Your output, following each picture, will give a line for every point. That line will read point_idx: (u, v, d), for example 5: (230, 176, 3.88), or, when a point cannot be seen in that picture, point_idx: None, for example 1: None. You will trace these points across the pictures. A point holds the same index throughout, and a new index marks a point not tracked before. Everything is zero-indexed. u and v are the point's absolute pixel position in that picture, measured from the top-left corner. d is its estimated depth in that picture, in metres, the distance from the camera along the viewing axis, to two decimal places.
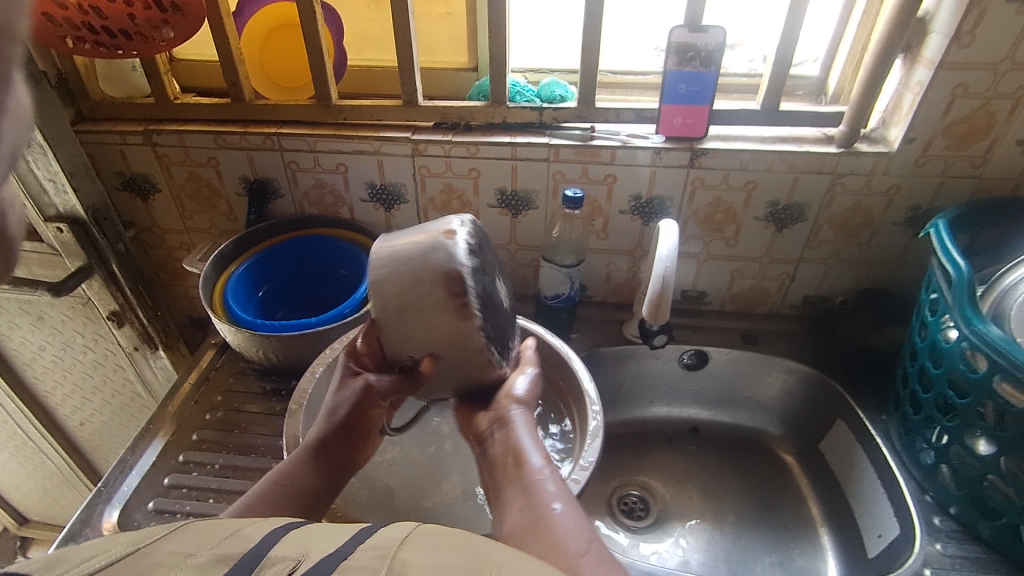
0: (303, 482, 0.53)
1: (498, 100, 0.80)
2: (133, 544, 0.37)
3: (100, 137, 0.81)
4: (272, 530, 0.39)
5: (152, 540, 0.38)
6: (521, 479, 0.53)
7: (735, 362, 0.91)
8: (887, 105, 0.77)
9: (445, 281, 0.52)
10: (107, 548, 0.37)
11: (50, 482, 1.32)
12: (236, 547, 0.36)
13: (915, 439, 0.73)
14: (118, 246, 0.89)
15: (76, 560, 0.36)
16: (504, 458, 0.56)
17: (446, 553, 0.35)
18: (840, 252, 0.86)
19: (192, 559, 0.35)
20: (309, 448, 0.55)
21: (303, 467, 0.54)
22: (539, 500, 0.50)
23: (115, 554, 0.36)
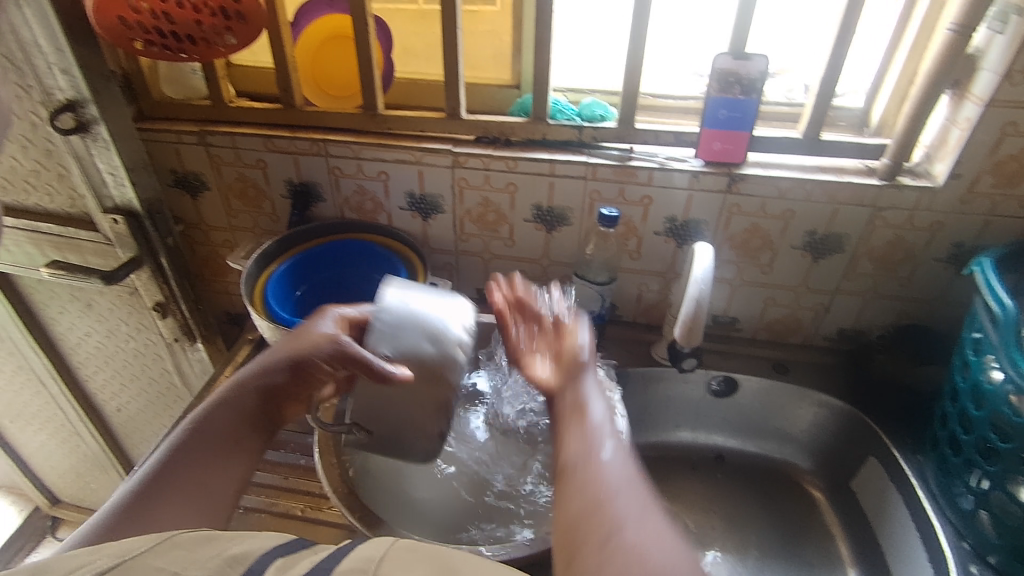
0: (213, 430, 0.57)
1: (538, 117, 0.81)
2: (118, 555, 0.40)
3: (159, 135, 0.85)
4: (269, 547, 0.41)
5: (135, 552, 0.41)
6: (565, 421, 0.51)
7: (764, 392, 0.90)
8: (932, 139, 0.76)
9: (439, 342, 0.54)
10: (93, 557, 0.40)
11: (83, 465, 1.36)
12: (229, 563, 0.40)
13: (952, 482, 0.71)
14: (168, 239, 0.91)
15: (62, 569, 0.39)
16: (556, 418, 0.52)
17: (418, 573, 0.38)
18: (879, 286, 0.84)
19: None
20: (224, 397, 0.59)
21: (216, 413, 0.58)
22: (572, 417, 0.51)
23: (99, 565, 0.40)
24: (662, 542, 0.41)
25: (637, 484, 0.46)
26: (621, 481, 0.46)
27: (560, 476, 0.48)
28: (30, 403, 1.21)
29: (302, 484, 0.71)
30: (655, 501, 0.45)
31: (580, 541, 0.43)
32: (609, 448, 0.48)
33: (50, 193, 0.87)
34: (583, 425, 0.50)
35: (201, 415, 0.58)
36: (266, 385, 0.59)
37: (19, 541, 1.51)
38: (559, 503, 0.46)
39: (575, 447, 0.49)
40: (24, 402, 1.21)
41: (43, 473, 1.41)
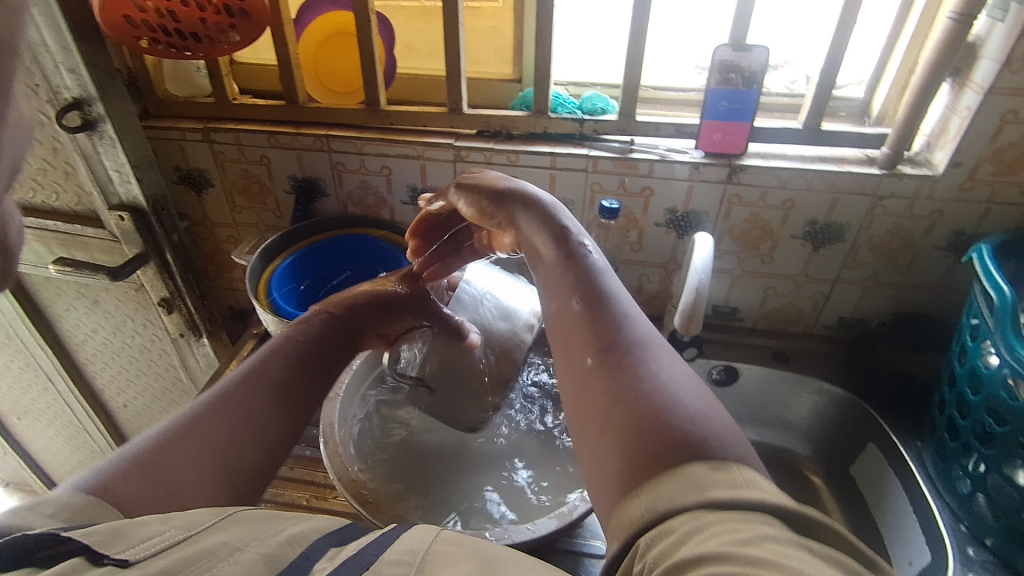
0: (264, 377, 0.56)
1: (540, 111, 0.82)
2: (187, 529, 0.40)
3: (164, 133, 0.86)
4: (318, 535, 0.42)
5: (205, 525, 0.40)
6: (566, 297, 0.53)
7: (764, 381, 0.90)
8: (932, 128, 0.77)
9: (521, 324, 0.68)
10: (163, 528, 0.40)
11: (90, 460, 1.38)
12: (280, 548, 0.39)
13: (951, 467, 0.72)
14: (173, 235, 0.92)
15: (133, 538, 0.38)
16: (562, 244, 0.58)
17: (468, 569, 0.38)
18: (879, 274, 0.85)
19: (242, 553, 0.38)
20: (275, 348, 0.59)
21: (270, 363, 0.58)
22: (568, 296, 0.53)
23: (171, 537, 0.39)
24: (682, 383, 0.43)
25: (643, 338, 0.47)
26: (627, 334, 0.48)
27: (568, 343, 0.50)
28: (37, 399, 1.22)
29: (309, 474, 0.72)
30: (668, 351, 0.47)
31: (593, 390, 0.45)
32: (609, 290, 0.52)
33: (56, 192, 0.88)
34: (581, 294, 0.52)
35: (246, 371, 0.56)
36: (326, 342, 0.63)
37: None
38: (569, 369, 0.49)
39: (580, 320, 0.51)
40: (31, 398, 1.22)
41: (50, 467, 1.43)
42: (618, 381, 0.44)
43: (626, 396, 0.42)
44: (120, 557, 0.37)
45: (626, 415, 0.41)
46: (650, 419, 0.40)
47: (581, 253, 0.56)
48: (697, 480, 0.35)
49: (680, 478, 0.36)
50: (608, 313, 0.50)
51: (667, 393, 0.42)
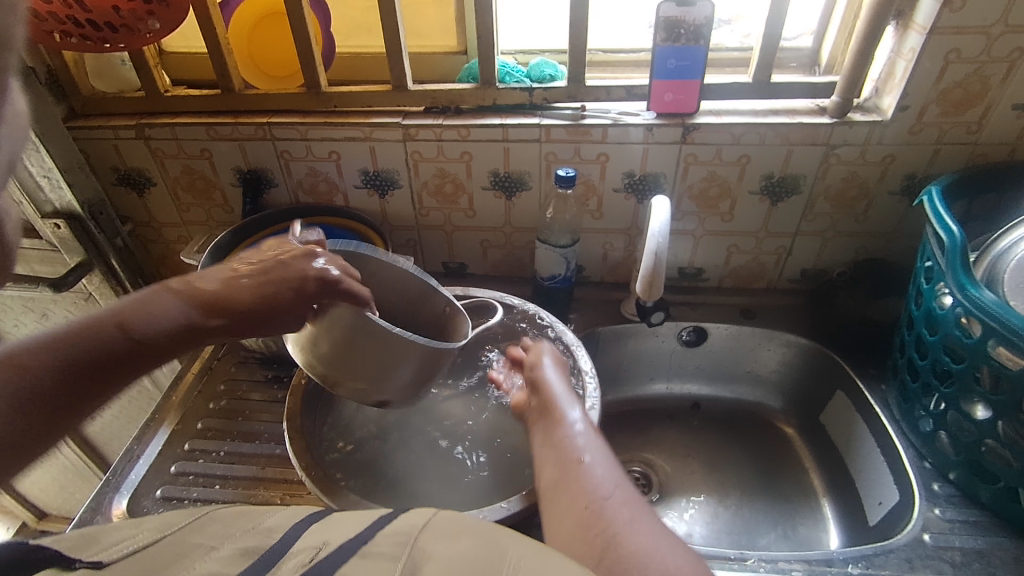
0: (108, 347, 0.43)
1: (487, 82, 0.80)
2: (159, 530, 0.40)
3: (93, 132, 0.81)
4: (294, 522, 0.41)
5: (176, 527, 0.41)
6: (549, 459, 0.58)
7: (733, 338, 0.91)
8: (879, 74, 0.76)
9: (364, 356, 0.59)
10: (134, 533, 0.40)
11: (64, 477, 1.34)
12: (258, 541, 0.39)
13: (913, 407, 0.73)
14: (116, 240, 0.90)
15: (105, 543, 0.39)
16: (543, 410, 0.63)
17: (460, 540, 0.39)
18: (837, 224, 0.86)
19: (217, 551, 0.37)
20: (137, 305, 0.46)
21: (122, 324, 0.45)
22: (560, 453, 0.57)
23: (144, 539, 0.39)
24: (655, 536, 0.47)
25: (629, 501, 0.51)
26: (606, 498, 0.51)
27: (557, 495, 0.54)
28: None
29: (282, 472, 0.71)
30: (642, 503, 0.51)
31: (579, 540, 0.49)
32: (584, 431, 0.59)
33: None
34: (574, 457, 0.56)
35: (45, 343, 0.41)
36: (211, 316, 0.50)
37: None
38: (557, 530, 0.52)
39: (574, 479, 0.54)
40: None
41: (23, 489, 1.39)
42: (603, 541, 0.48)
43: (615, 550, 0.46)
44: (93, 559, 0.36)
45: (612, 570, 0.45)
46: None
47: (570, 429, 0.59)
48: None
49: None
50: (597, 479, 0.53)
51: (647, 549, 0.46)
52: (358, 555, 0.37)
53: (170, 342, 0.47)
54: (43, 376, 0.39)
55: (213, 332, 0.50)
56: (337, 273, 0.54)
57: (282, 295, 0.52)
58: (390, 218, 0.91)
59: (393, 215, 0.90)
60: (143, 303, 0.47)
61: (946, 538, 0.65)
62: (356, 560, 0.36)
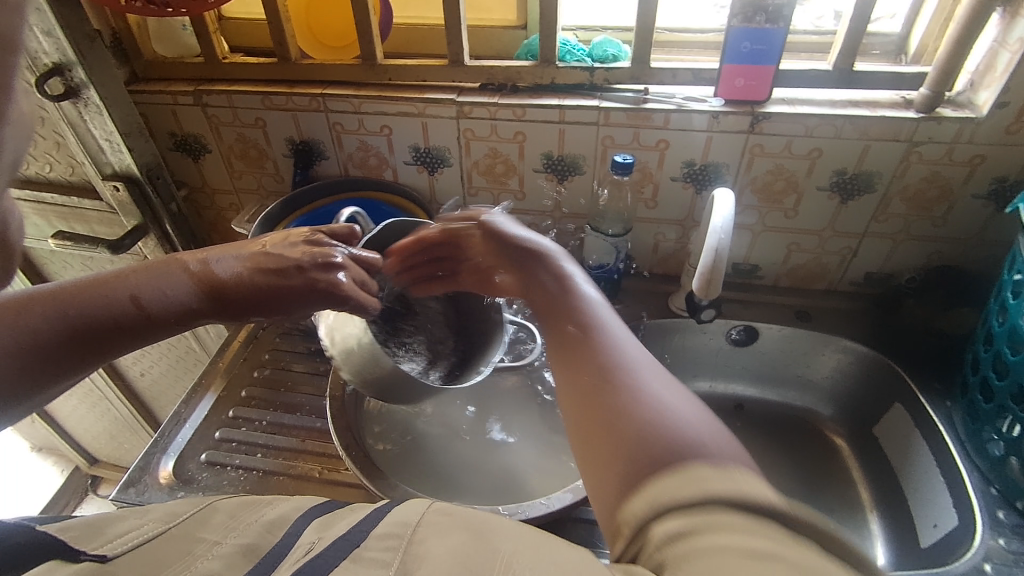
0: (111, 312, 0.46)
1: (546, 60, 0.77)
2: (166, 522, 0.41)
3: (153, 97, 0.82)
4: (301, 516, 0.41)
5: (182, 519, 0.41)
6: (575, 368, 0.44)
7: (786, 340, 0.87)
8: (977, 65, 0.70)
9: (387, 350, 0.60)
10: (139, 524, 0.41)
11: (116, 427, 1.41)
12: (258, 538, 0.38)
13: (982, 428, 0.69)
14: (171, 205, 0.91)
15: (110, 535, 0.39)
16: (545, 285, 0.54)
17: (456, 537, 0.35)
18: (911, 227, 0.80)
19: (219, 548, 0.38)
20: (154, 275, 0.49)
21: (131, 292, 0.47)
22: (562, 323, 0.48)
23: (148, 532, 0.40)
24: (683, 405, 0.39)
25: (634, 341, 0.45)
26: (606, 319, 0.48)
27: (584, 408, 0.41)
28: None
29: (321, 445, 0.71)
30: (671, 382, 0.42)
31: (598, 417, 0.40)
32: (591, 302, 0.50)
33: (50, 162, 0.86)
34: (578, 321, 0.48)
35: (59, 294, 0.44)
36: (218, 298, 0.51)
37: (63, 499, 1.59)
38: (590, 450, 0.40)
39: (580, 352, 0.45)
40: None
41: (79, 434, 1.46)
42: (613, 416, 0.39)
43: (627, 423, 0.38)
44: (98, 553, 0.37)
45: (620, 441, 0.38)
46: (642, 445, 0.37)
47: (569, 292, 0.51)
48: (698, 480, 0.33)
49: (678, 479, 0.34)
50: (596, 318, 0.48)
51: (663, 416, 0.38)
52: (348, 558, 0.35)
53: (171, 316, 0.49)
54: (46, 320, 0.43)
55: (207, 314, 0.51)
56: (344, 284, 0.53)
57: (288, 288, 0.52)
58: (438, 196, 0.89)
59: (442, 194, 0.89)
60: (156, 276, 0.49)
61: (1009, 569, 0.61)
62: (346, 564, 0.34)
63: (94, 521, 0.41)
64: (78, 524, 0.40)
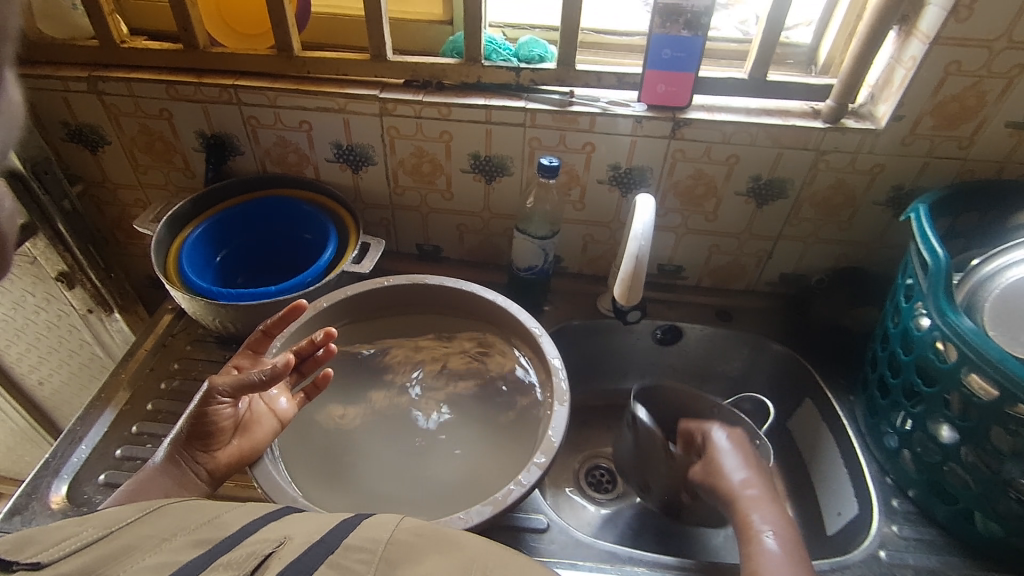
0: (148, 488, 0.56)
1: (472, 58, 0.75)
2: (107, 527, 0.38)
3: (41, 82, 0.75)
4: (250, 515, 0.41)
5: (127, 522, 0.39)
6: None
7: (707, 340, 0.91)
8: (877, 79, 0.74)
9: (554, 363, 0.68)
10: (77, 530, 0.37)
11: (13, 441, 1.28)
12: (212, 532, 0.38)
13: (880, 422, 0.74)
14: (63, 203, 0.84)
15: (44, 542, 0.36)
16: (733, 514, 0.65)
17: (429, 562, 0.37)
18: (820, 230, 0.84)
19: (168, 543, 0.37)
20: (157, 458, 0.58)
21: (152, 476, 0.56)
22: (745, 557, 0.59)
23: (88, 537, 0.37)
24: None
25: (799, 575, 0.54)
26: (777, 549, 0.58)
27: None
28: None
29: None
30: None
31: None
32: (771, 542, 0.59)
33: None
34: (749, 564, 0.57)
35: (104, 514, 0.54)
36: (201, 440, 0.59)
37: None
38: None
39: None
40: None
41: None
42: None
43: None
44: (31, 561, 0.34)
45: None
46: None
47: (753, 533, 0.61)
48: None
49: None
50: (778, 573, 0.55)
51: None
52: (326, 564, 0.35)
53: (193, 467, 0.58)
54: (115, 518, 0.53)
55: (215, 454, 0.59)
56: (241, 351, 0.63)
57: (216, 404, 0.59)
58: (363, 195, 0.86)
59: (366, 192, 0.86)
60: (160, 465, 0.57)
61: (901, 556, 0.66)
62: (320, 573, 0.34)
63: (39, 528, 0.37)
64: (22, 532, 0.36)
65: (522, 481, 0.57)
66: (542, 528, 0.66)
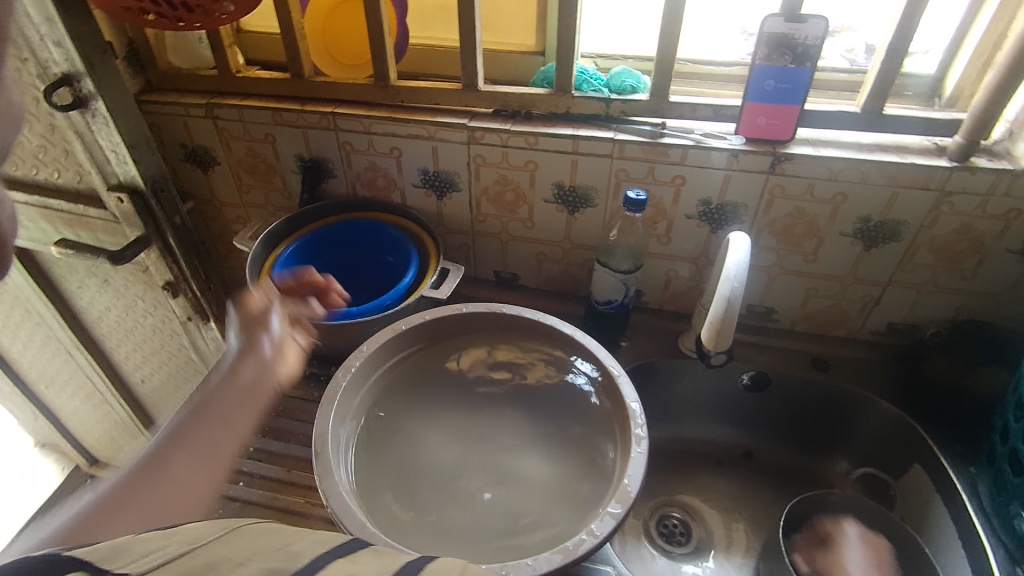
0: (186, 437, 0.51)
1: (562, 88, 0.74)
2: (188, 543, 0.37)
3: (166, 108, 0.82)
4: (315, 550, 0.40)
5: (207, 540, 0.38)
6: None
7: (801, 390, 0.83)
8: (1016, 114, 0.66)
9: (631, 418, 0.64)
10: (163, 544, 0.37)
11: (117, 431, 1.40)
12: (285, 561, 0.36)
13: (1008, 502, 0.64)
14: (175, 218, 0.90)
15: (133, 555, 0.36)
16: None
17: None
18: (938, 278, 0.76)
19: (243, 567, 0.35)
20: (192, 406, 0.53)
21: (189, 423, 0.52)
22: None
23: (173, 551, 0.36)
24: None
25: None
26: None
27: None
28: (62, 371, 1.23)
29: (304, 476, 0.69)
30: None
31: None
32: None
33: (59, 169, 0.86)
34: None
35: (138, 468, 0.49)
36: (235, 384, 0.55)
37: (61, 499, 1.58)
38: None
39: None
40: (55, 371, 1.23)
41: (80, 433, 1.46)
42: None
43: None
44: (121, 573, 0.34)
45: None
46: None
47: None
48: None
49: None
50: None
51: None
52: None
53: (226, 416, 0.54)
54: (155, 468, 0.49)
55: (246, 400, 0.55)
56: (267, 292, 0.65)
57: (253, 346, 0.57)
58: (445, 221, 0.87)
59: (449, 217, 0.87)
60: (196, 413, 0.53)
61: None
62: None
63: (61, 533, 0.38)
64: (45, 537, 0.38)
65: (594, 531, 0.54)
66: None
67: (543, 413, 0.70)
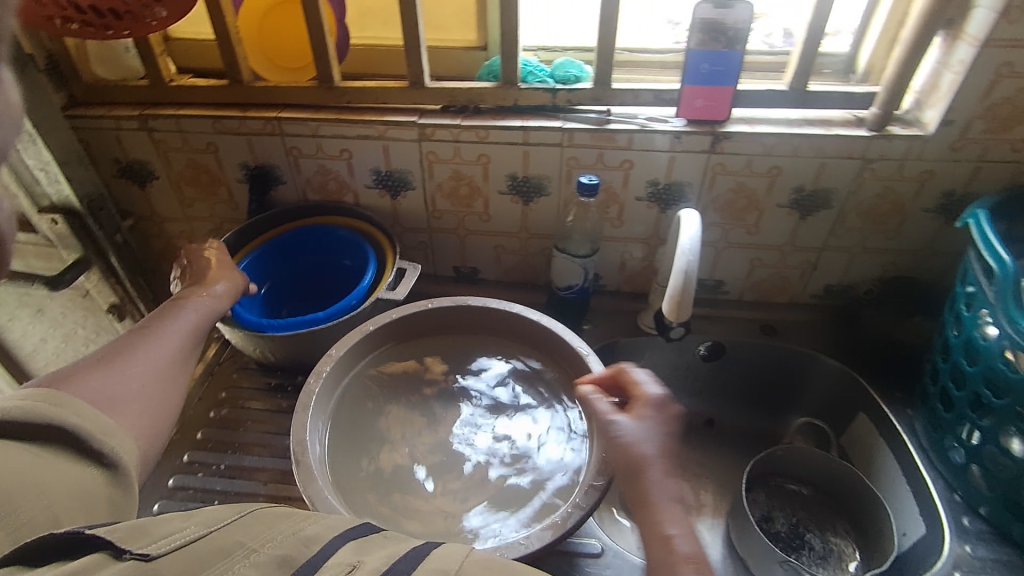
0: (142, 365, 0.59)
1: (508, 81, 0.76)
2: (206, 526, 0.39)
3: (97, 122, 0.78)
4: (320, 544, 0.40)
5: (225, 523, 0.39)
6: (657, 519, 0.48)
7: (753, 355, 0.88)
8: (922, 85, 0.73)
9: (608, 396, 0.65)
10: (184, 524, 0.38)
11: None
12: (296, 548, 0.37)
13: (944, 436, 0.71)
14: (116, 237, 0.87)
15: (158, 533, 0.37)
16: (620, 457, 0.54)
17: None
18: (867, 240, 0.82)
19: (256, 555, 0.36)
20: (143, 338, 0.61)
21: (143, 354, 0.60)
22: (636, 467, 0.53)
23: (189, 534, 0.37)
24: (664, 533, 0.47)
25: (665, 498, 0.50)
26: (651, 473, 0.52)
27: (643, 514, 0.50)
28: None
29: (281, 488, 0.68)
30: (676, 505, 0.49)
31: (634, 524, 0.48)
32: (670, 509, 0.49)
33: None
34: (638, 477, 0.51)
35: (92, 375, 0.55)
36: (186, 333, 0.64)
37: None
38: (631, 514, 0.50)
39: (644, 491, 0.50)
40: None
41: None
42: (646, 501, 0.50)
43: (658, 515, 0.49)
44: (142, 551, 0.36)
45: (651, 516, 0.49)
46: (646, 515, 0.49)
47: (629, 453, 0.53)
48: None
49: None
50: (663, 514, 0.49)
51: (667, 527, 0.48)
52: None
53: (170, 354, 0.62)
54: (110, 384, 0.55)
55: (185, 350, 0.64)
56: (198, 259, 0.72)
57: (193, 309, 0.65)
58: (401, 220, 0.87)
59: (405, 216, 0.87)
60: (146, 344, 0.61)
61: None
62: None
63: (34, 404, 0.43)
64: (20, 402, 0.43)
65: (579, 504, 0.56)
66: (596, 553, 0.64)
67: (517, 398, 0.71)
